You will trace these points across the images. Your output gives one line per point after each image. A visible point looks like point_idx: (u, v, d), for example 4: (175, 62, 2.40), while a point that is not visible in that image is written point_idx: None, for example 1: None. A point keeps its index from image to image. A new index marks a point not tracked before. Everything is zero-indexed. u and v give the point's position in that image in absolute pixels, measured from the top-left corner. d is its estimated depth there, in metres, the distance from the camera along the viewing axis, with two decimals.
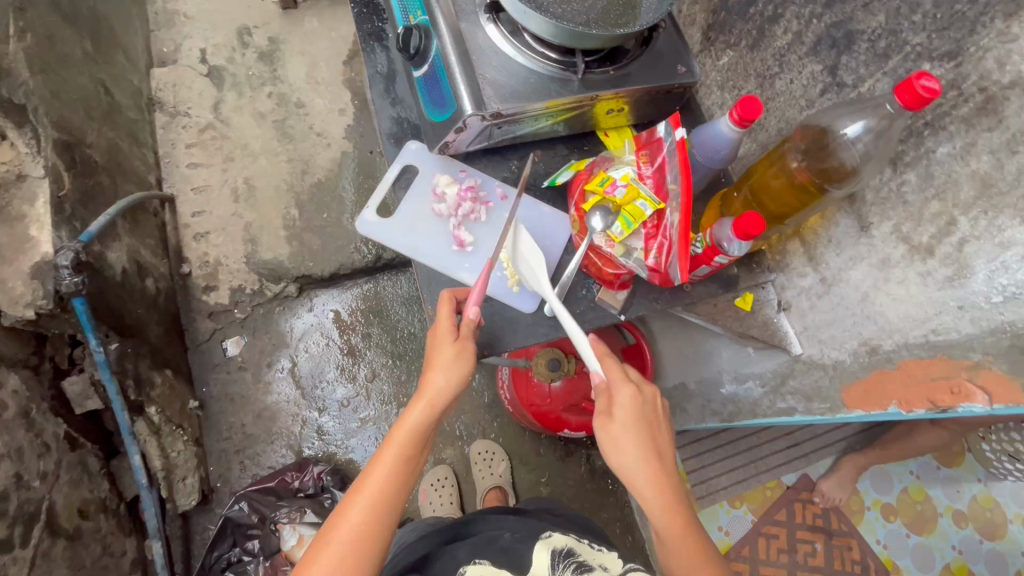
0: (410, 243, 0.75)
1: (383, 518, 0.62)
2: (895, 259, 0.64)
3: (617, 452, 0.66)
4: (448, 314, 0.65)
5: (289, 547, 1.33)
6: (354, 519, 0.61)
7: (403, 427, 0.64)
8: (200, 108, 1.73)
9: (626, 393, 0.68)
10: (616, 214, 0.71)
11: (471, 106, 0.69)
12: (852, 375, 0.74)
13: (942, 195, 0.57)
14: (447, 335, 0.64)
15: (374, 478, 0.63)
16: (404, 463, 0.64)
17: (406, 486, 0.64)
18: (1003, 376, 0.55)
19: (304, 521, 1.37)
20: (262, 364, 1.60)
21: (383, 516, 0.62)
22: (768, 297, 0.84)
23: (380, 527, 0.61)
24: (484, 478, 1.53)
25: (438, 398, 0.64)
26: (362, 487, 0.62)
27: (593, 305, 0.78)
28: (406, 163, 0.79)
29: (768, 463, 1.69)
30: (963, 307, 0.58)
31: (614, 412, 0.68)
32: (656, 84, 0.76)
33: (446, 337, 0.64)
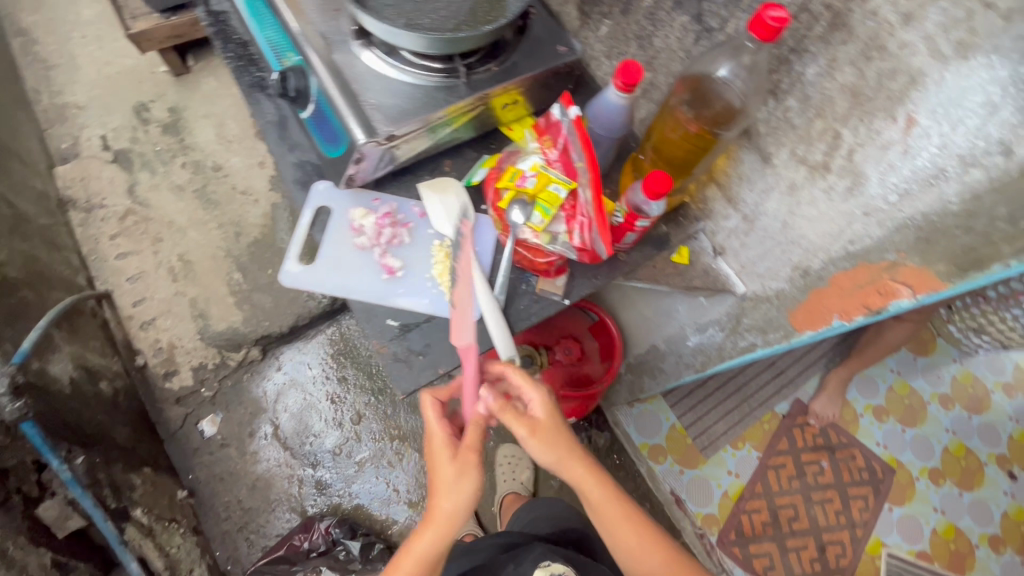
0: (340, 282, 0.73)
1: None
2: (799, 182, 0.66)
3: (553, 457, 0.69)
4: (439, 426, 0.68)
5: None
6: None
7: (409, 556, 0.70)
8: (115, 197, 1.68)
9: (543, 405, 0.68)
10: (533, 204, 0.72)
11: (362, 134, 0.68)
12: (794, 300, 0.76)
13: (822, 113, 0.59)
14: (442, 457, 0.67)
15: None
16: None
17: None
18: (918, 268, 0.57)
19: None
20: (243, 435, 1.56)
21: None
22: (702, 246, 0.85)
23: None
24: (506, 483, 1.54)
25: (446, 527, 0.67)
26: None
27: (536, 298, 0.77)
28: (316, 205, 0.77)
29: (759, 398, 1.72)
30: (868, 213, 0.60)
31: (540, 429, 0.67)
32: (541, 69, 0.77)
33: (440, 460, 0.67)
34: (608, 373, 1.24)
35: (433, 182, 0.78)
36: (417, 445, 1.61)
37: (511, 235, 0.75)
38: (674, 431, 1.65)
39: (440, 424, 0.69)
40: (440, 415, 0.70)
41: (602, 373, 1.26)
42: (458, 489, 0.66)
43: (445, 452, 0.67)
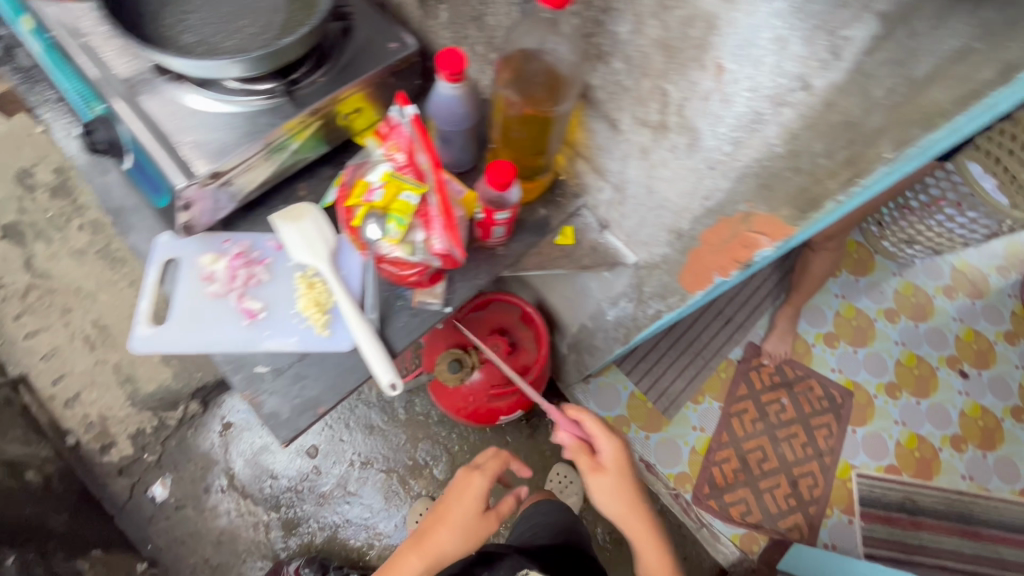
0: (198, 337, 0.68)
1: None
2: (648, 145, 0.63)
3: (603, 494, 0.89)
4: (483, 481, 0.99)
5: None
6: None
7: (415, 548, 0.97)
8: (12, 274, 1.58)
9: (611, 449, 0.89)
10: (387, 217, 0.68)
11: (180, 179, 0.63)
12: (678, 262, 0.73)
13: (645, 71, 0.56)
14: (473, 500, 0.97)
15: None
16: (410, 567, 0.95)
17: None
18: (768, 216, 0.55)
19: None
20: (198, 492, 1.51)
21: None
22: (587, 222, 0.82)
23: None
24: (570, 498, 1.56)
25: (440, 552, 0.96)
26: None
27: (415, 312, 0.73)
28: (161, 259, 0.71)
29: (712, 348, 1.72)
30: (712, 167, 0.57)
31: (605, 468, 0.89)
32: (374, 70, 0.72)
33: (471, 500, 0.97)
34: (539, 360, 1.21)
35: (286, 211, 0.73)
36: (380, 465, 1.58)
37: (371, 253, 0.70)
38: (633, 399, 1.65)
39: (485, 478, 0.99)
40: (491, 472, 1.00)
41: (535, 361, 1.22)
42: (468, 524, 0.96)
43: (473, 499, 0.97)
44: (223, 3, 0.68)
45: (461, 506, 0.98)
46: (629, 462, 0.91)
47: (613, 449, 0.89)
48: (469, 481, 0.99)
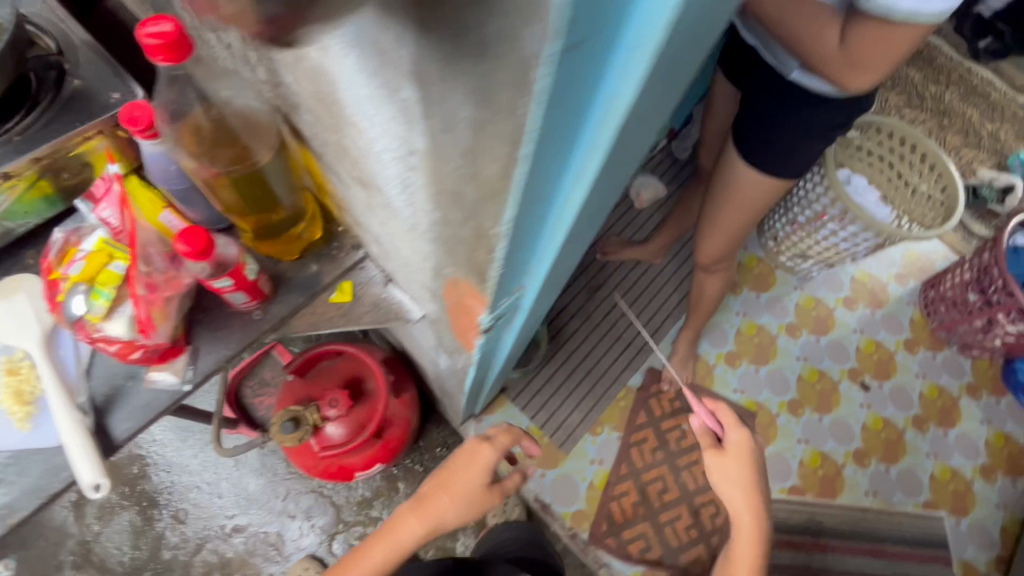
0: None
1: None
2: (366, 200, 0.57)
3: (718, 472, 0.87)
4: (491, 458, 0.86)
5: None
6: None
7: (397, 529, 0.86)
8: None
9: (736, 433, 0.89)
10: (91, 290, 0.60)
11: None
12: (447, 321, 0.67)
13: (322, 124, 0.50)
14: (484, 477, 0.86)
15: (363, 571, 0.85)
16: (399, 543, 0.86)
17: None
18: (463, 282, 0.49)
19: None
20: (48, 570, 1.38)
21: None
22: (370, 276, 0.75)
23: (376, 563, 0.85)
24: (512, 511, 1.51)
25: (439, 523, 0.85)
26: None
27: (147, 392, 0.64)
28: None
29: (611, 376, 1.66)
30: (409, 228, 0.51)
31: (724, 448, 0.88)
32: (82, 126, 0.63)
33: (482, 478, 0.86)
34: (376, 418, 1.10)
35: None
36: (256, 526, 1.46)
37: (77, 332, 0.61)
38: (529, 435, 1.56)
39: (495, 455, 0.87)
40: (495, 455, 0.87)
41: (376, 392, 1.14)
42: (468, 506, 0.85)
43: (480, 471, 0.86)
44: None
45: (468, 478, 0.86)
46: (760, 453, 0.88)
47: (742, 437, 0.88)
48: (482, 451, 0.87)
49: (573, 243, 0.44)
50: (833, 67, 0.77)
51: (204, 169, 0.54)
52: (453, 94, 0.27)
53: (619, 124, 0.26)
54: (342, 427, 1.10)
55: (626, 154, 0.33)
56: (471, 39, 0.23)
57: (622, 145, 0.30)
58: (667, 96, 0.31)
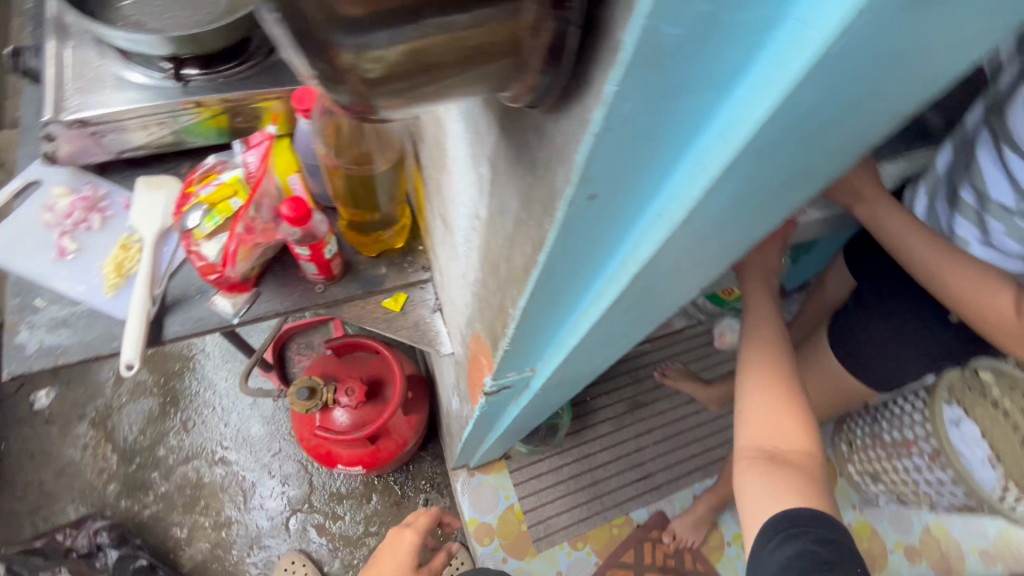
0: (6, 253, 0.72)
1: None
2: (442, 235, 0.62)
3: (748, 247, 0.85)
4: (413, 542, 0.93)
5: None
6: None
7: None
8: None
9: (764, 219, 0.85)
10: (207, 212, 0.71)
11: (47, 112, 0.70)
12: (466, 368, 0.69)
13: (433, 161, 0.56)
14: (408, 564, 0.91)
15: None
16: None
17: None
18: (482, 341, 0.51)
19: None
20: (72, 415, 1.54)
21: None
22: (424, 298, 0.81)
23: None
24: None
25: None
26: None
27: (207, 310, 0.73)
28: (28, 177, 0.77)
29: (616, 497, 1.56)
30: (461, 274, 0.55)
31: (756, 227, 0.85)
32: (267, 92, 0.78)
33: (406, 565, 0.91)
34: (376, 424, 1.13)
35: (153, 178, 0.78)
36: (241, 467, 1.54)
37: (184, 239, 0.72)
38: (509, 513, 1.50)
39: (415, 536, 0.94)
40: (418, 538, 0.94)
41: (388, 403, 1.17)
42: None
43: (405, 551, 0.92)
44: None
45: (397, 567, 0.91)
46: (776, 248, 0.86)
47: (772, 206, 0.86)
48: (402, 541, 0.94)
49: (594, 348, 0.46)
50: (994, 332, 0.68)
51: (329, 158, 0.63)
52: (509, 188, 0.31)
53: (641, 262, 0.29)
54: (347, 417, 1.15)
55: (653, 293, 0.36)
56: (525, 155, 0.26)
57: (649, 284, 0.33)
58: (708, 260, 0.35)
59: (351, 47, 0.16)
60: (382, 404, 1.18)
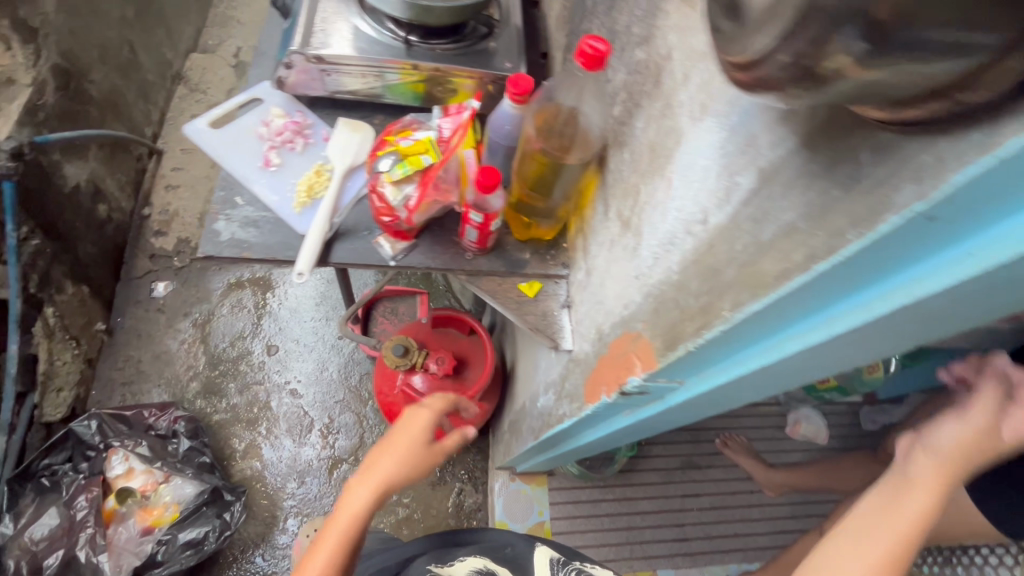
0: (224, 152, 0.82)
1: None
2: (616, 238, 0.65)
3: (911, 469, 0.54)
4: (431, 417, 0.86)
5: (158, 504, 1.29)
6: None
7: (345, 508, 0.75)
8: (216, 90, 1.97)
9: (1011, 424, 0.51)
10: (399, 161, 0.77)
11: (296, 44, 0.80)
12: (590, 367, 0.71)
13: (636, 168, 0.60)
14: (422, 437, 0.83)
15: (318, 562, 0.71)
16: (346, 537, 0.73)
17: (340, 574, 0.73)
18: (649, 342, 0.53)
19: (135, 453, 1.32)
20: (179, 311, 1.68)
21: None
22: (557, 292, 0.84)
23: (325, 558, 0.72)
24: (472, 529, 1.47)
25: (385, 486, 0.77)
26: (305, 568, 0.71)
27: (369, 246, 0.80)
28: (253, 94, 0.88)
29: (648, 550, 1.52)
30: (637, 275, 0.57)
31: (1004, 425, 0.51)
32: (476, 71, 0.85)
33: (420, 435, 0.83)
34: (458, 399, 1.17)
35: (351, 121, 0.87)
36: (305, 403, 1.64)
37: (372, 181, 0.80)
38: (538, 529, 1.49)
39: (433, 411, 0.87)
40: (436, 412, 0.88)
41: (472, 384, 1.21)
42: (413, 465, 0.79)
43: (418, 427, 0.84)
44: None
45: (410, 440, 0.82)
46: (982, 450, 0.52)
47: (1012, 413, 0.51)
48: (418, 417, 0.86)
49: (763, 378, 0.46)
50: None
51: (536, 141, 0.69)
52: (786, 199, 0.34)
53: (904, 303, 0.29)
54: (429, 384, 1.20)
55: (872, 339, 0.36)
56: (843, 170, 0.29)
57: (884, 326, 0.33)
58: (872, 347, 0.39)
59: (850, 39, 0.19)
60: (459, 384, 1.22)
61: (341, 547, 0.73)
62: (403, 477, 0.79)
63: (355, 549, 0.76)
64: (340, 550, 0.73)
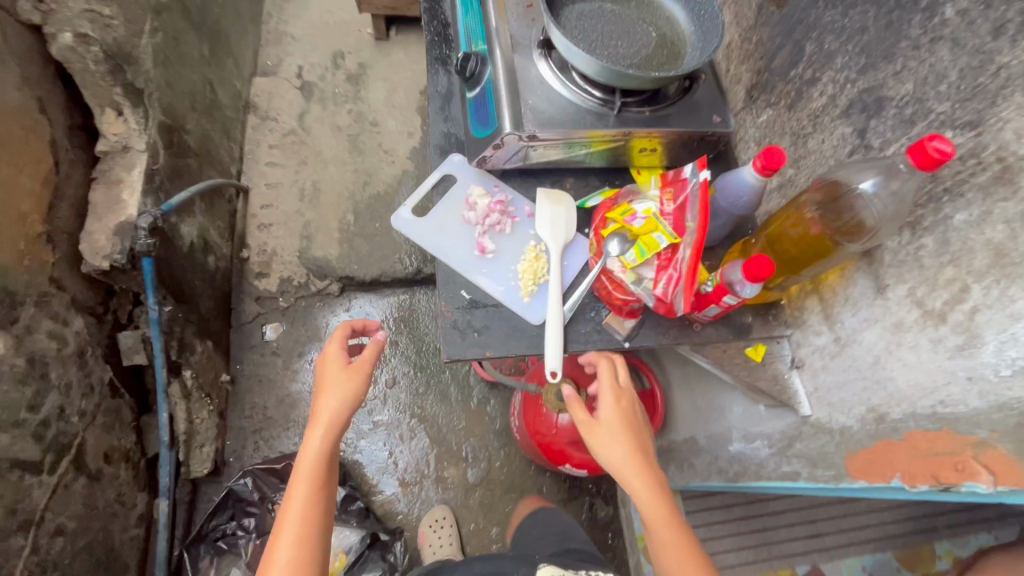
0: (437, 242, 0.79)
1: (312, 536, 0.76)
2: (907, 323, 0.63)
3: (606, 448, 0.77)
4: (337, 348, 0.89)
5: None
6: (285, 553, 0.74)
7: (306, 455, 0.81)
8: (287, 116, 1.90)
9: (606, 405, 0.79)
10: (632, 242, 0.74)
11: (510, 125, 0.75)
12: (857, 443, 0.71)
13: (957, 261, 0.56)
14: (337, 366, 0.88)
15: (299, 500, 0.78)
16: (319, 479, 0.80)
17: (325, 505, 0.79)
18: (1009, 456, 0.51)
19: None
20: (293, 351, 1.67)
21: (310, 538, 0.76)
22: (782, 352, 0.83)
23: (316, 502, 0.78)
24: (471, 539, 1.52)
25: (337, 417, 0.84)
26: (285, 516, 0.76)
27: (598, 329, 0.78)
28: (446, 172, 0.84)
29: (784, 548, 1.51)
30: (972, 378, 0.56)
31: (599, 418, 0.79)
32: (689, 130, 0.79)
33: (335, 365, 0.87)
34: None
35: (552, 191, 0.82)
36: (430, 432, 1.66)
37: (600, 262, 0.78)
38: None
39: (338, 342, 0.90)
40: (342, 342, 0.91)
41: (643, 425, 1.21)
42: (347, 391, 0.85)
43: (333, 363, 0.88)
44: (611, 22, 0.81)
45: (330, 378, 0.87)
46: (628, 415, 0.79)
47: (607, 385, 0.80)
48: (325, 355, 0.89)
49: None
50: None
51: (812, 222, 0.66)
52: None
53: None
54: None
55: None
56: None
57: None
58: None
59: None
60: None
61: (312, 483, 0.79)
62: (346, 404, 0.84)
63: (332, 480, 0.82)
64: (316, 488, 0.79)
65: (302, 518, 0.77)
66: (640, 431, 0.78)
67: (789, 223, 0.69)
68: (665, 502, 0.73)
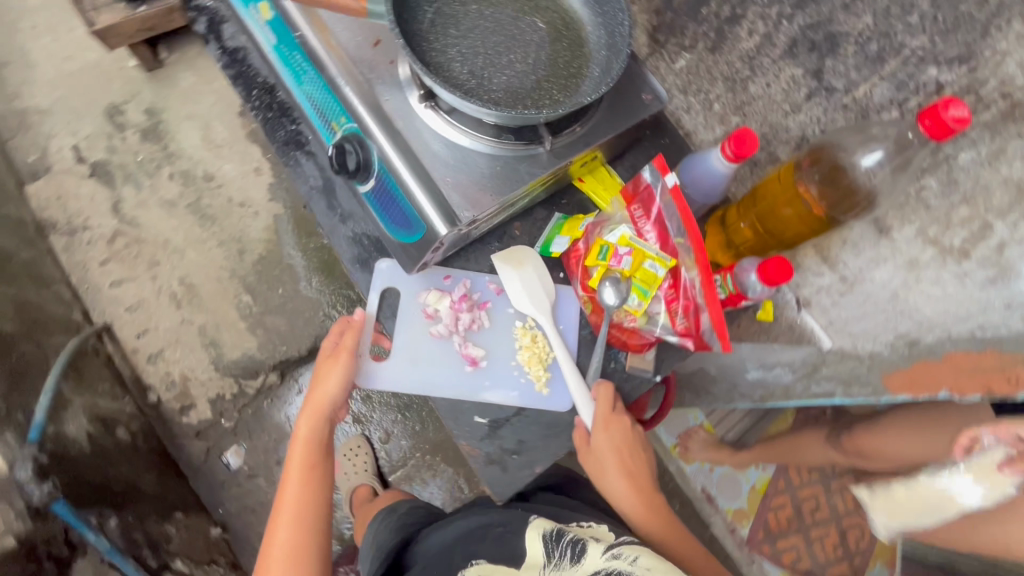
0: (421, 378, 0.68)
1: (309, 528, 0.64)
2: (923, 260, 0.60)
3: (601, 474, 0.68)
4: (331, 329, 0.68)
5: None
6: (280, 545, 0.63)
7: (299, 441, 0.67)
8: (99, 216, 1.51)
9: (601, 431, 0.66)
10: (628, 284, 0.66)
11: (445, 225, 0.60)
12: (892, 364, 0.73)
13: (970, 200, 0.55)
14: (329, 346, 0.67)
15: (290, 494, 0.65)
16: (311, 474, 0.66)
17: (321, 500, 0.66)
18: None
19: None
20: (271, 463, 1.48)
21: (305, 543, 0.64)
22: (786, 298, 0.73)
23: (310, 500, 0.66)
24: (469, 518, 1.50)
25: (328, 407, 0.66)
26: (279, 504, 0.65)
27: (626, 376, 0.70)
28: (382, 289, 0.69)
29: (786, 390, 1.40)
30: (1010, 304, 0.56)
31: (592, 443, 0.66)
32: (625, 125, 0.68)
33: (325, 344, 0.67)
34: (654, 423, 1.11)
35: (507, 252, 0.69)
36: (448, 460, 1.60)
37: (601, 315, 0.69)
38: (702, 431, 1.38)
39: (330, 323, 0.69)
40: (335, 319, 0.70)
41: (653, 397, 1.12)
42: (340, 379, 0.65)
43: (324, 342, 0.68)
44: (487, 31, 0.64)
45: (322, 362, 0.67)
46: (624, 435, 0.67)
47: (600, 401, 0.65)
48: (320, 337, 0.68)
49: None
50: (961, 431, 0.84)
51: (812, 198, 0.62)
52: None
53: None
54: None
55: None
56: None
57: None
58: None
59: None
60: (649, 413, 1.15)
61: (303, 478, 0.66)
62: (339, 392, 0.65)
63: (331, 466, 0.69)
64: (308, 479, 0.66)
65: (292, 521, 0.64)
66: (635, 446, 0.69)
67: (779, 202, 0.64)
68: (662, 520, 0.69)
